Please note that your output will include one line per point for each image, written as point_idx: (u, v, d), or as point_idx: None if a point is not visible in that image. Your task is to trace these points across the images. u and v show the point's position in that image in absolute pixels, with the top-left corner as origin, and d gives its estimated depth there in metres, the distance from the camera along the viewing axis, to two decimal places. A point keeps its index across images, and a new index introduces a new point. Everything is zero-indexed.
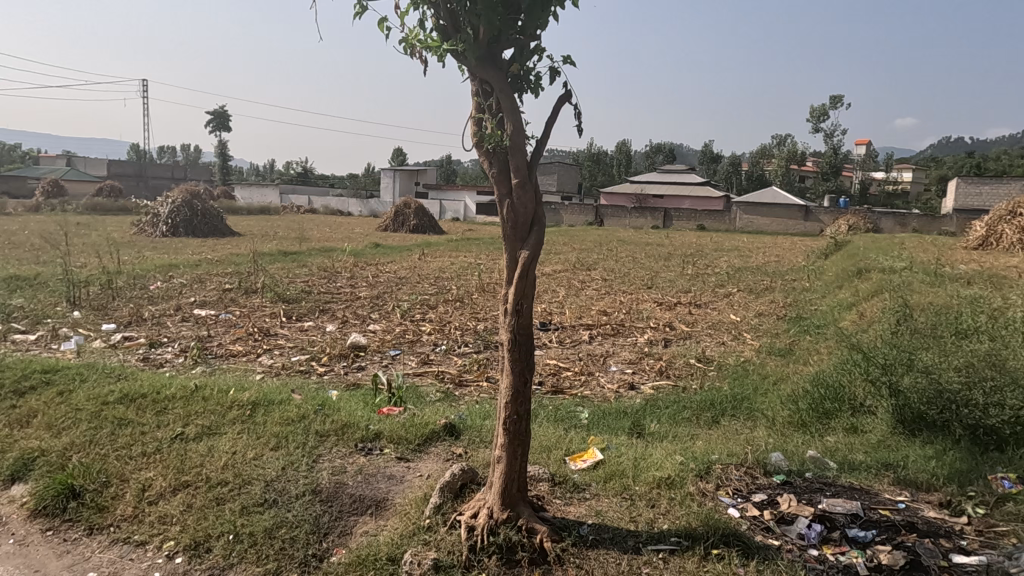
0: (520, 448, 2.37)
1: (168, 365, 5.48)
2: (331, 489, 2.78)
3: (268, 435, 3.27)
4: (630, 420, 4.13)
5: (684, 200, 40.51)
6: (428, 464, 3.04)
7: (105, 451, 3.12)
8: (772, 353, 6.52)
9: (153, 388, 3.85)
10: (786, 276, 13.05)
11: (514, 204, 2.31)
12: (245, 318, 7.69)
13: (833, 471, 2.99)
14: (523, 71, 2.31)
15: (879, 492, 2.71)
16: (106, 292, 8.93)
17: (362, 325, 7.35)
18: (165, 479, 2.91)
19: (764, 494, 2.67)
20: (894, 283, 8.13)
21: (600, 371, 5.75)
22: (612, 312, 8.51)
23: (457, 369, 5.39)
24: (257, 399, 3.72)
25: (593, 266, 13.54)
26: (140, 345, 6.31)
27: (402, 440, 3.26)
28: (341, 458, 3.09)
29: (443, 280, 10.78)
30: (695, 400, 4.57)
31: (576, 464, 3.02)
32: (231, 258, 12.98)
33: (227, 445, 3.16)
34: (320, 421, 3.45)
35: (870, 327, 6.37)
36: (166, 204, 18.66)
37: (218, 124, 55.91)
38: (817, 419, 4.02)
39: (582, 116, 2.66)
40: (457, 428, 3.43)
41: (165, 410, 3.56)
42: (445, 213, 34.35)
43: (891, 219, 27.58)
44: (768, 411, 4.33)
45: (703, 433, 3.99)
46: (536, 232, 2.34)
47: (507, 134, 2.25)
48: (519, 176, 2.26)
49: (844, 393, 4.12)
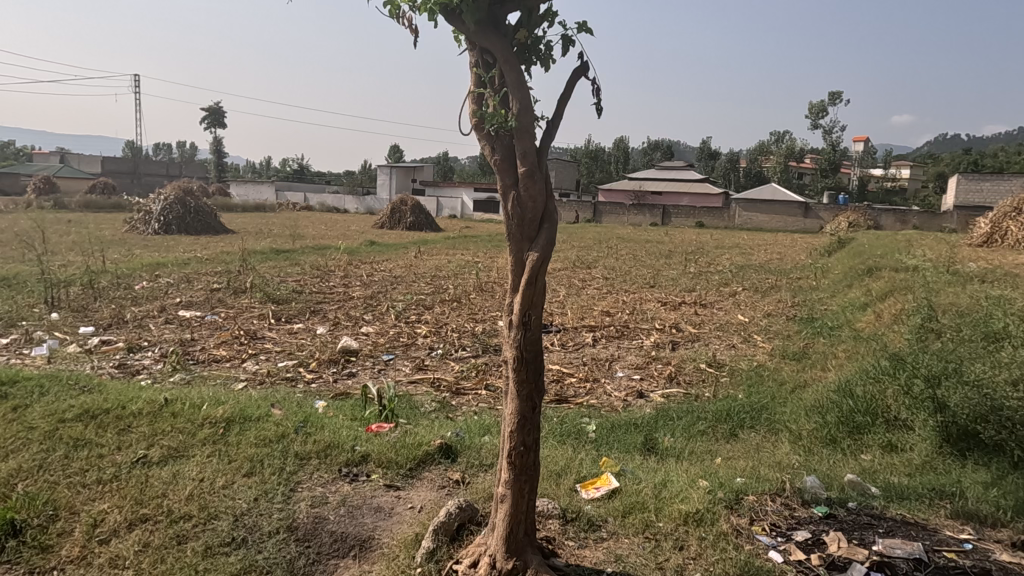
0: (527, 485, 2.04)
1: (145, 373, 5.11)
2: (309, 527, 2.42)
3: (241, 459, 2.91)
4: (642, 434, 3.78)
5: (684, 197, 40.39)
6: (421, 494, 2.69)
7: (55, 478, 2.73)
8: (787, 357, 6.15)
9: (118, 403, 3.48)
10: (791, 275, 12.68)
11: (521, 196, 1.96)
12: (231, 320, 7.31)
13: (878, 499, 2.65)
14: (531, 39, 1.97)
15: (939, 528, 2.37)
16: (88, 292, 8.53)
17: (354, 328, 6.97)
18: (121, 512, 2.53)
19: (806, 532, 2.32)
20: (910, 283, 7.76)
21: (606, 377, 5.39)
22: (616, 313, 8.14)
23: (454, 376, 5.03)
24: (232, 414, 3.37)
25: (593, 265, 13.16)
26: (118, 350, 5.93)
27: (392, 464, 2.91)
28: (323, 485, 2.74)
29: (439, 280, 10.38)
30: (710, 410, 4.22)
31: (590, 493, 2.67)
32: (221, 257, 12.58)
33: (195, 470, 2.80)
34: (301, 441, 3.09)
35: (891, 331, 6.00)
36: (158, 201, 18.23)
37: (213, 120, 55.34)
38: (847, 434, 3.68)
39: (600, 93, 2.32)
40: (454, 449, 3.08)
41: (127, 430, 3.18)
42: (442, 210, 33.81)
43: (892, 216, 27.22)
44: (792, 423, 3.99)
45: (723, 452, 3.64)
46: (547, 230, 1.98)
47: (512, 114, 1.90)
48: (526, 164, 1.91)
49: (877, 406, 3.76)
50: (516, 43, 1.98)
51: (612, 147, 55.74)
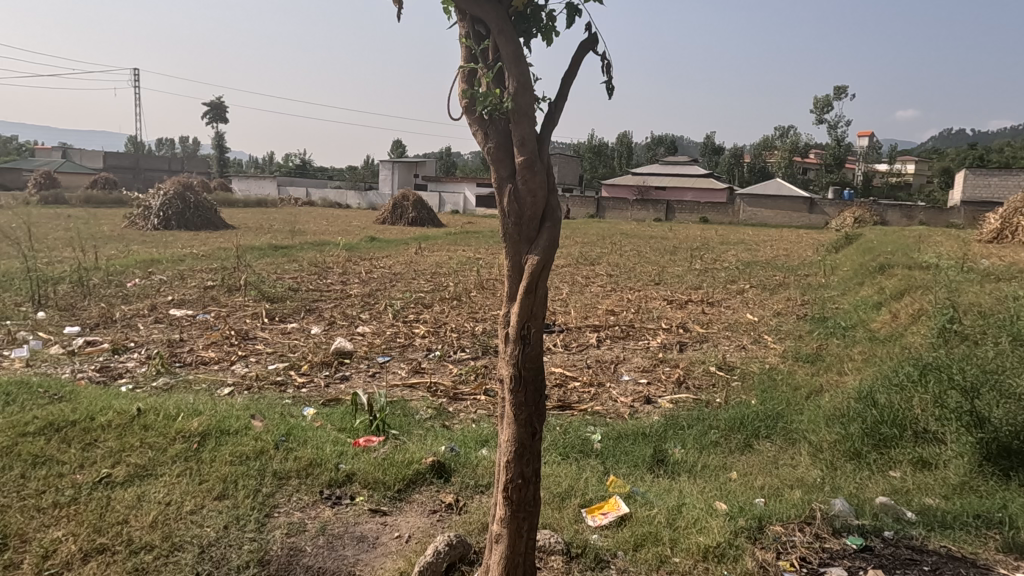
0: (526, 523, 1.80)
1: (127, 377, 4.87)
2: (284, 561, 2.16)
3: (214, 478, 2.65)
4: (651, 445, 3.52)
5: (688, 192, 39.96)
6: (409, 521, 2.43)
7: (6, 501, 2.46)
8: (800, 360, 5.87)
9: (87, 414, 3.23)
10: (799, 272, 12.35)
11: (518, 190, 1.69)
12: (222, 319, 7.06)
13: (917, 526, 2.39)
14: (531, 7, 1.70)
15: (992, 565, 2.11)
16: (78, 290, 8.29)
17: (350, 327, 6.72)
18: (76, 541, 2.25)
19: (841, 570, 2.06)
20: (926, 282, 7.48)
21: (611, 381, 5.13)
22: (620, 311, 7.86)
23: (452, 380, 4.76)
24: (208, 427, 3.11)
25: (597, 262, 12.87)
26: (102, 351, 5.68)
27: (378, 485, 2.66)
28: (302, 510, 2.49)
29: (439, 277, 10.11)
30: (722, 419, 3.95)
31: (596, 520, 2.42)
32: (217, 254, 12.32)
33: (162, 493, 2.54)
34: (281, 458, 2.84)
35: (910, 332, 5.73)
36: (157, 196, 17.97)
37: (215, 115, 55.05)
38: (873, 448, 3.42)
39: (611, 71, 2.05)
40: (448, 468, 2.82)
41: (93, 445, 2.93)
42: (444, 205, 33.48)
43: (898, 211, 26.82)
44: (810, 433, 3.73)
45: (738, 466, 3.40)
46: (549, 229, 1.71)
47: (509, 95, 1.63)
48: (524, 153, 1.64)
49: (904, 416, 3.49)
50: (513, 11, 1.71)
51: (615, 142, 55.24)
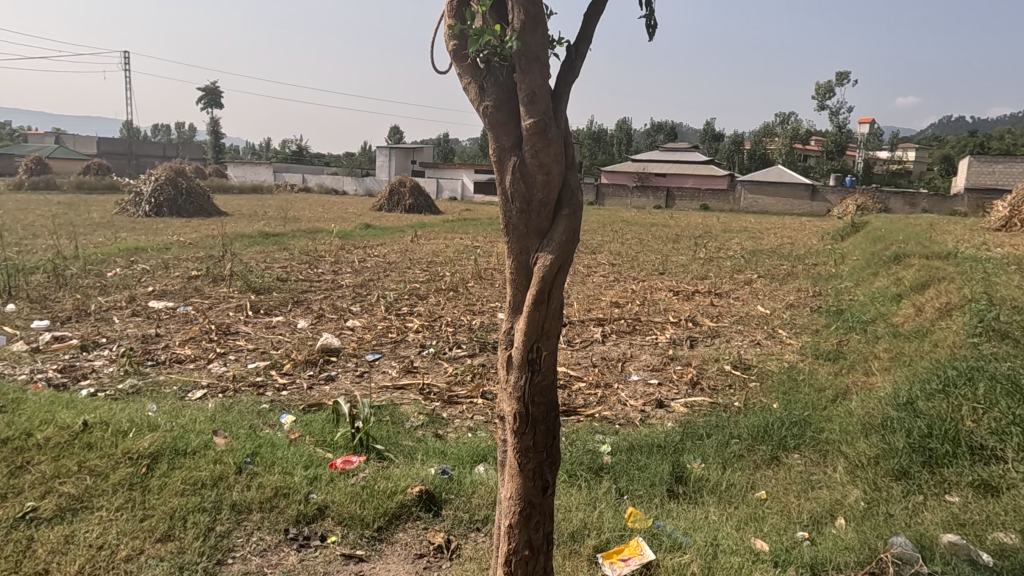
0: None
1: (93, 378, 4.43)
2: None
3: (160, 513, 2.23)
4: (669, 460, 3.10)
5: (688, 179, 39.36)
6: (389, 570, 2.03)
7: None
8: (820, 357, 5.44)
9: (23, 430, 2.79)
10: (807, 261, 11.89)
11: (525, 165, 1.27)
12: (203, 312, 6.60)
13: None
14: None
15: None
16: (54, 280, 7.83)
17: (338, 321, 6.27)
18: None
19: None
20: (949, 273, 7.07)
21: (619, 382, 4.71)
22: (625, 304, 7.41)
23: (447, 382, 4.33)
24: (161, 446, 2.68)
25: (598, 251, 12.39)
26: (69, 348, 5.24)
27: (355, 521, 2.25)
28: (262, 555, 2.08)
29: (435, 267, 9.63)
30: (745, 427, 3.53)
31: (615, 569, 2.03)
32: (206, 242, 11.81)
33: (93, 533, 2.11)
34: (241, 487, 2.42)
35: (939, 329, 5.31)
36: (149, 182, 17.45)
37: (211, 100, 54.26)
38: (922, 466, 3.00)
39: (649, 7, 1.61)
40: (438, 498, 2.41)
41: (23, 470, 2.50)
42: (442, 192, 32.98)
43: (901, 199, 26.35)
44: (846, 445, 3.31)
45: (766, 484, 3.00)
46: (567, 217, 1.29)
47: (514, 33, 1.19)
48: (534, 114, 1.21)
49: (956, 429, 3.07)
50: None
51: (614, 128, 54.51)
